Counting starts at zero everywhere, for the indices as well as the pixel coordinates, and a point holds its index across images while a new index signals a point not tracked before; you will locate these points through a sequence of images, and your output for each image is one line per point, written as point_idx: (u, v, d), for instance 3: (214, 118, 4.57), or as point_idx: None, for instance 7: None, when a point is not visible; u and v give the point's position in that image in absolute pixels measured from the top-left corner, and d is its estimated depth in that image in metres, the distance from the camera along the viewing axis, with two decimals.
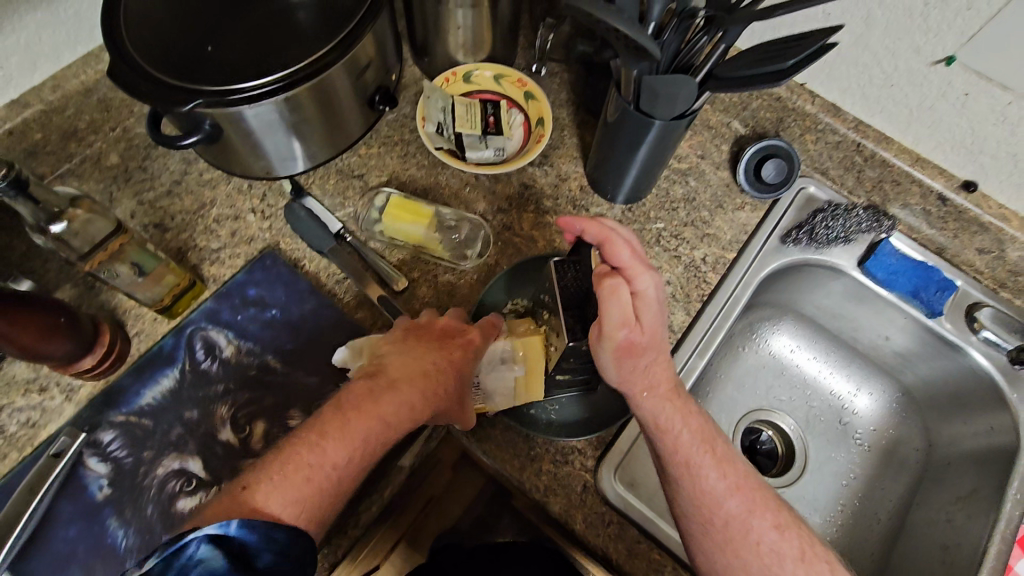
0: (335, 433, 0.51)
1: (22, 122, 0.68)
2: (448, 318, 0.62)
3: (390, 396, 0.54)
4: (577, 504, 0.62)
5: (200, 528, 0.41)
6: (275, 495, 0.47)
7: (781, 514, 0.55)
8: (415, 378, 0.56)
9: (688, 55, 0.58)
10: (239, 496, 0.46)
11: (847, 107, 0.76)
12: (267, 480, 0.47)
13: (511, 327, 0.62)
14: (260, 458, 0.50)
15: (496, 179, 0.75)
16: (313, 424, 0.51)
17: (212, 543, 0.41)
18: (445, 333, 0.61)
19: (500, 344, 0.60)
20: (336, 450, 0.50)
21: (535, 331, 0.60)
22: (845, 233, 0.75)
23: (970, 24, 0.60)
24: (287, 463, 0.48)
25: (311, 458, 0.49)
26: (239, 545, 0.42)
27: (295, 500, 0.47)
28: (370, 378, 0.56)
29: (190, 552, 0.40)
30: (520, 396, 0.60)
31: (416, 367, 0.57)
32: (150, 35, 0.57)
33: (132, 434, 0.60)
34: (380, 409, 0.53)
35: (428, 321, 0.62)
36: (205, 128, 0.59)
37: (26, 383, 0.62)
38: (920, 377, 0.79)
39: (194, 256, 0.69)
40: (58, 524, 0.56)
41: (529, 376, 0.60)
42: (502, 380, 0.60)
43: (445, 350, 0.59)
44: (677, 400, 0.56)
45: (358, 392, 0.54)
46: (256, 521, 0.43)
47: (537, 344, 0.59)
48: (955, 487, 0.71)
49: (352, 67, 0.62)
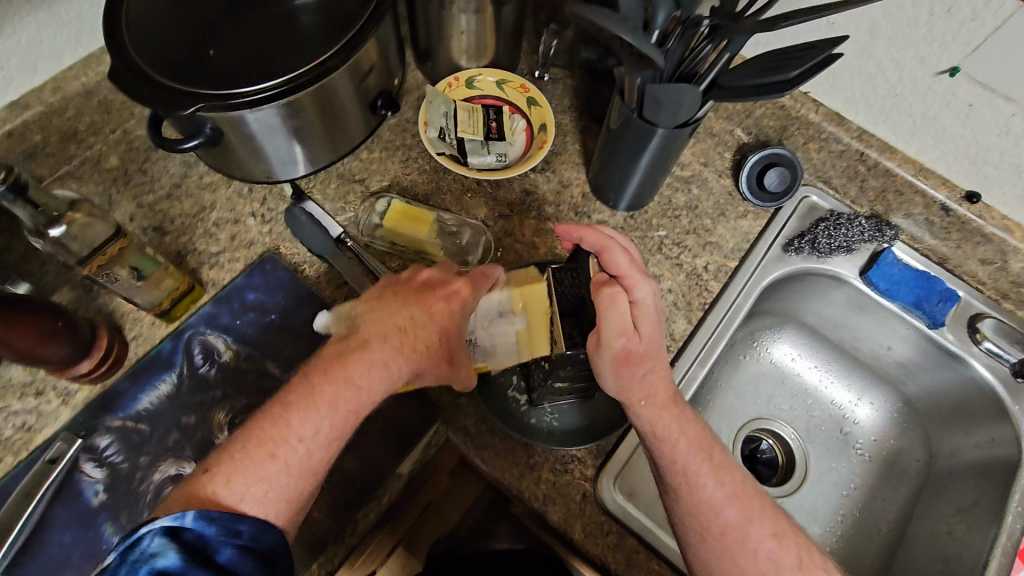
0: (298, 403, 0.49)
1: (20, 125, 0.67)
2: (435, 271, 0.58)
3: (360, 356, 0.52)
4: (575, 513, 0.61)
5: (155, 521, 0.41)
6: (235, 479, 0.46)
7: (781, 522, 0.54)
8: (389, 337, 0.54)
9: (691, 64, 0.58)
10: (196, 482, 0.46)
11: (851, 116, 0.75)
12: (226, 462, 0.47)
13: (510, 275, 0.60)
14: (229, 439, 0.49)
15: (497, 185, 0.75)
16: (279, 399, 0.50)
17: (165, 537, 0.41)
18: (425, 285, 0.57)
19: (497, 295, 0.58)
20: (300, 422, 0.48)
21: (535, 279, 0.58)
22: (847, 243, 0.75)
23: (974, 34, 0.60)
24: (249, 442, 0.48)
25: (274, 432, 0.48)
26: (194, 537, 0.42)
27: (256, 482, 0.46)
28: (342, 341, 0.54)
29: (144, 546, 0.40)
30: (522, 350, 0.59)
31: (390, 325, 0.54)
32: (152, 38, 0.56)
33: (128, 440, 0.59)
34: (349, 370, 0.51)
35: (409, 275, 0.59)
36: (205, 132, 0.59)
37: (22, 386, 0.62)
38: (921, 387, 0.78)
39: (193, 259, 0.69)
40: (53, 530, 0.56)
41: (533, 327, 0.58)
42: (503, 333, 0.59)
43: (424, 303, 0.56)
44: (674, 408, 0.56)
45: (329, 356, 0.53)
46: (212, 512, 0.43)
47: (538, 290, 0.57)
48: (956, 499, 0.71)
49: (354, 71, 0.61)
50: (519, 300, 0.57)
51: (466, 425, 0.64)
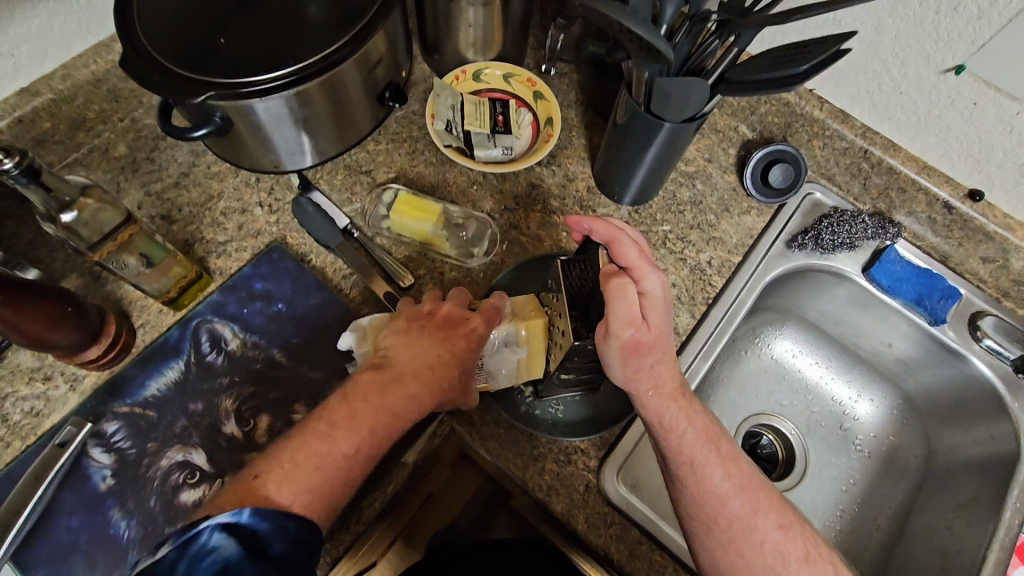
0: (344, 422, 0.51)
1: (31, 111, 0.69)
2: (452, 307, 0.60)
3: (397, 388, 0.54)
4: (578, 503, 0.62)
5: (212, 516, 0.42)
6: (284, 485, 0.47)
7: (785, 514, 0.55)
8: (420, 371, 0.55)
9: (699, 59, 0.58)
10: (251, 487, 0.46)
11: (855, 114, 0.77)
12: (276, 469, 0.47)
13: (515, 306, 0.60)
14: (270, 449, 0.50)
15: (503, 178, 0.76)
16: (320, 416, 0.51)
17: (224, 532, 0.41)
18: (447, 321, 0.59)
19: (501, 329, 0.59)
20: (346, 441, 0.50)
21: (539, 311, 0.59)
22: (851, 239, 0.76)
23: (980, 34, 0.60)
24: (296, 453, 0.49)
25: (320, 447, 0.49)
26: (251, 533, 0.42)
27: (306, 490, 0.47)
28: (377, 369, 0.55)
29: (203, 540, 0.41)
30: (522, 374, 0.61)
31: (420, 360, 0.56)
32: (163, 28, 0.57)
33: (135, 426, 0.60)
34: (387, 400, 0.53)
35: (432, 310, 0.60)
36: (215, 121, 0.59)
37: (30, 372, 0.62)
38: (921, 384, 0.79)
39: (200, 248, 0.69)
40: (61, 514, 0.56)
41: (532, 354, 0.59)
42: (505, 361, 0.60)
43: (449, 341, 0.57)
44: (681, 399, 0.56)
45: (366, 382, 0.54)
46: (266, 510, 0.43)
47: (539, 325, 0.58)
48: (955, 494, 0.71)
49: (362, 63, 0.62)
50: (523, 334, 0.58)
51: (471, 416, 0.64)
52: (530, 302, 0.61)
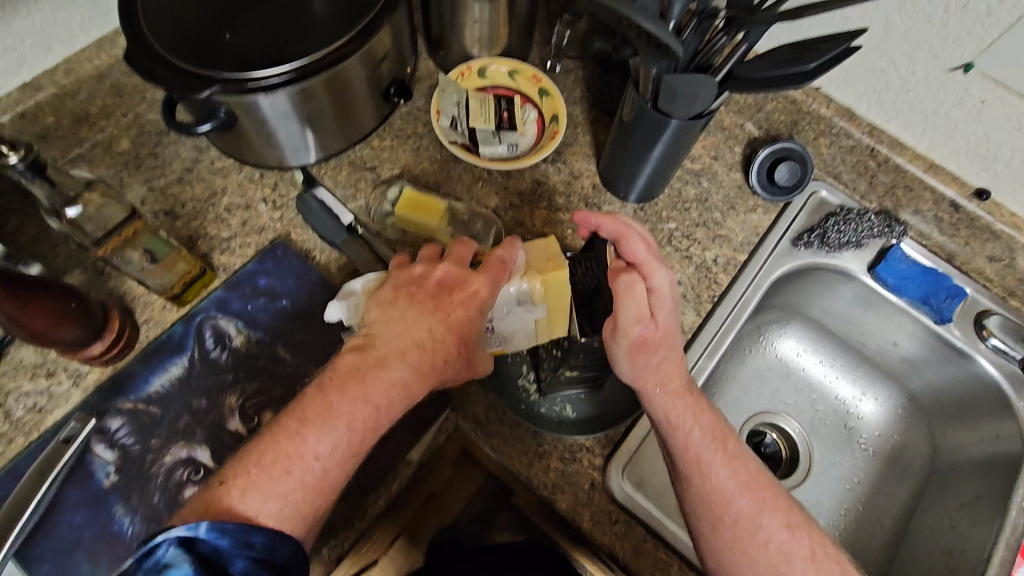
0: (316, 418, 0.49)
1: (34, 106, 0.69)
2: (450, 266, 0.57)
3: (376, 376, 0.51)
4: (583, 501, 0.62)
5: (171, 530, 0.41)
6: (251, 492, 0.46)
7: (792, 514, 0.55)
8: (407, 350, 0.53)
9: (706, 55, 0.58)
10: (215, 494, 0.46)
11: (862, 112, 0.76)
12: (243, 475, 0.47)
13: (528, 256, 0.57)
14: (243, 449, 0.49)
15: (508, 175, 0.75)
16: (293, 412, 0.50)
17: (181, 548, 0.41)
18: (440, 288, 0.56)
19: (513, 284, 0.56)
20: (318, 439, 0.48)
21: (558, 263, 0.56)
22: (856, 238, 0.76)
23: (989, 31, 0.60)
24: (265, 456, 0.48)
25: (289, 448, 0.48)
26: (209, 549, 0.42)
27: (273, 496, 0.47)
28: (359, 352, 0.53)
29: (158, 555, 0.41)
30: (540, 334, 0.58)
31: (408, 339, 0.53)
32: (168, 23, 0.56)
33: (139, 422, 0.60)
34: (366, 388, 0.51)
35: (424, 274, 0.57)
36: (219, 116, 0.59)
37: (34, 367, 0.62)
38: (926, 383, 0.79)
39: (204, 244, 0.69)
40: (65, 510, 0.56)
41: (552, 315, 0.56)
42: (519, 321, 0.57)
43: (443, 309, 0.54)
44: (689, 397, 0.56)
45: (344, 369, 0.52)
46: (225, 524, 0.43)
47: (560, 277, 0.55)
48: (960, 494, 0.71)
49: (368, 59, 0.62)
50: (539, 289, 0.55)
51: (476, 413, 0.64)
52: (545, 252, 0.57)
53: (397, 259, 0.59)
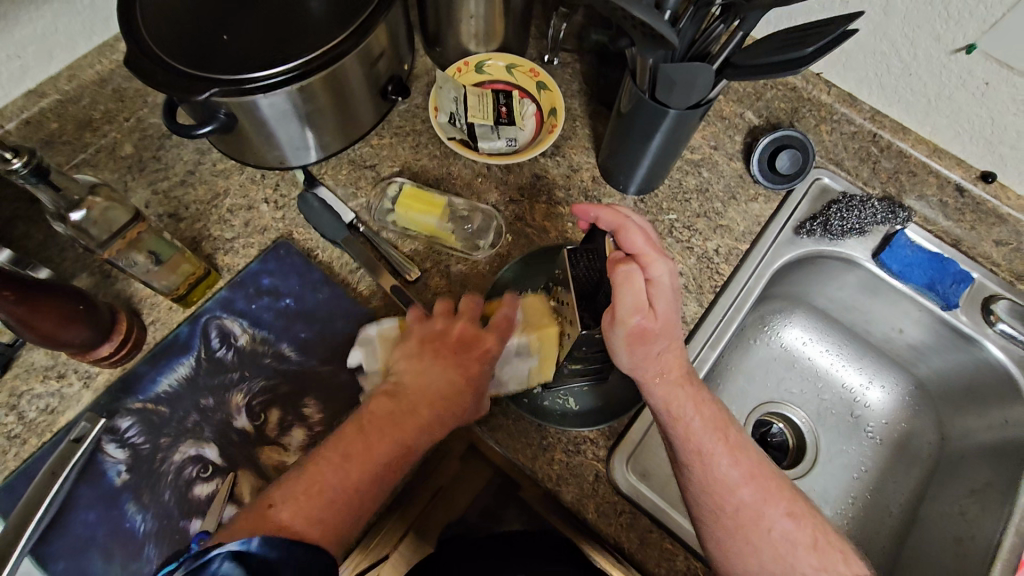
0: (357, 453, 0.51)
1: (37, 113, 0.70)
2: (466, 323, 0.58)
3: (409, 420, 0.53)
4: (588, 492, 0.62)
5: (223, 544, 0.42)
6: (298, 513, 0.47)
7: (796, 503, 0.55)
8: (435, 403, 0.54)
9: (704, 44, 0.58)
10: (264, 514, 0.47)
11: (863, 96, 0.76)
12: (292, 500, 0.48)
13: (527, 314, 0.59)
14: (287, 475, 0.51)
15: (507, 170, 0.75)
16: (336, 444, 0.51)
17: (234, 561, 0.42)
18: (461, 342, 0.57)
19: (514, 339, 0.58)
20: (359, 473, 0.50)
21: (550, 319, 0.58)
22: (860, 225, 0.75)
23: (991, 12, 0.59)
24: (309, 484, 0.49)
25: (333, 478, 0.49)
26: (259, 561, 0.42)
27: (318, 520, 0.48)
28: (390, 398, 0.54)
29: (213, 568, 0.41)
30: (533, 378, 0.61)
31: (434, 390, 0.54)
32: (167, 26, 0.57)
33: (148, 421, 0.61)
34: (403, 433, 0.52)
35: (446, 328, 0.58)
36: (219, 118, 0.59)
37: (45, 370, 0.63)
38: (934, 370, 0.78)
39: (208, 245, 0.70)
40: (78, 508, 0.57)
41: (543, 363, 0.59)
42: (515, 369, 0.60)
43: (462, 365, 0.56)
44: (689, 386, 0.56)
45: (380, 414, 0.53)
46: (276, 538, 0.44)
47: (553, 334, 0.57)
48: (968, 480, 0.71)
49: (365, 56, 0.62)
50: (534, 343, 0.58)
51: None
52: (541, 308, 0.60)
53: (414, 311, 0.60)
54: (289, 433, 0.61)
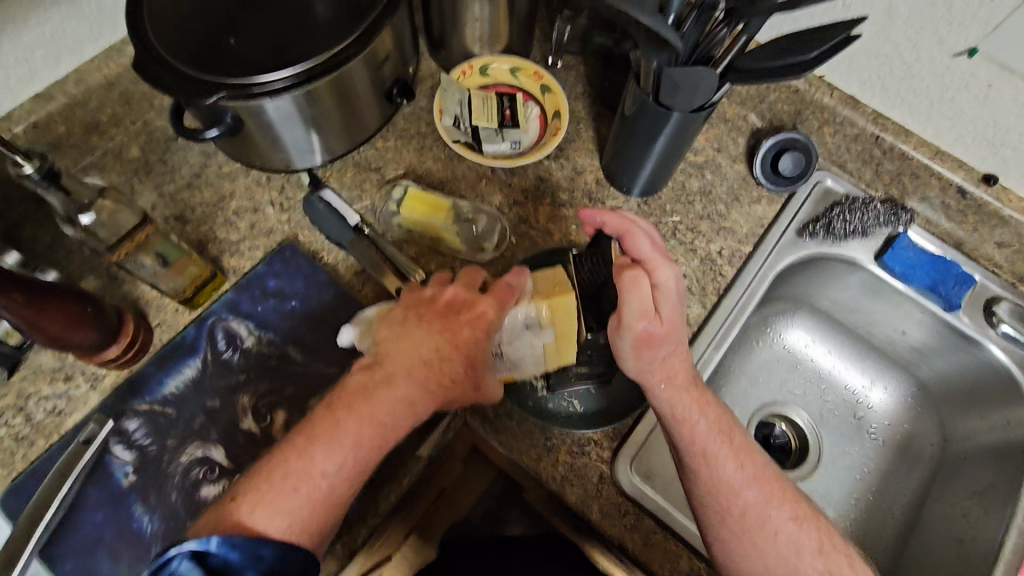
0: (324, 436, 0.50)
1: (45, 116, 0.70)
2: (458, 288, 0.58)
3: (383, 392, 0.53)
4: (592, 494, 0.62)
5: (182, 544, 0.43)
6: (259, 507, 0.48)
7: (800, 505, 0.55)
8: (414, 369, 0.54)
9: (707, 47, 0.57)
10: (226, 511, 0.48)
11: (867, 100, 0.75)
12: (253, 492, 0.48)
13: (535, 283, 0.58)
14: (256, 464, 0.51)
15: (511, 172, 0.76)
16: (303, 429, 0.51)
17: (193, 561, 0.42)
18: (449, 308, 0.57)
19: (522, 308, 0.57)
20: (324, 456, 0.50)
21: (563, 288, 0.57)
22: (863, 227, 0.75)
23: (994, 14, 0.60)
24: (274, 473, 0.49)
25: (299, 466, 0.49)
26: (219, 562, 0.43)
27: (283, 512, 0.48)
28: (367, 371, 0.54)
29: (173, 567, 0.42)
30: (549, 358, 0.60)
31: (414, 356, 0.55)
32: (174, 30, 0.57)
33: (155, 423, 0.61)
34: (372, 409, 0.52)
35: (434, 295, 0.58)
36: (226, 122, 0.60)
37: (52, 372, 0.63)
38: (936, 371, 0.79)
39: (214, 247, 0.70)
40: (86, 509, 0.58)
41: (559, 338, 0.58)
42: (529, 346, 0.59)
43: (450, 330, 0.56)
44: (694, 390, 0.57)
45: (352, 388, 0.53)
46: (236, 538, 0.44)
47: (566, 303, 0.56)
48: (971, 482, 0.71)
49: (370, 60, 0.62)
50: (546, 313, 0.56)
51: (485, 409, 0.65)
52: (553, 277, 0.58)
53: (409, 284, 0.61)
54: (296, 434, 0.61)
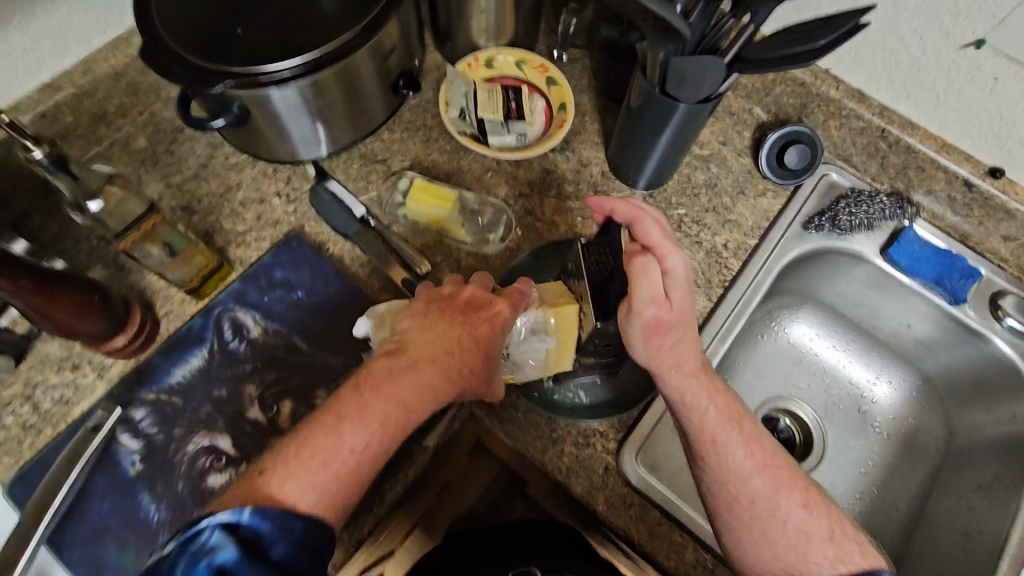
0: (352, 414, 0.50)
1: (53, 106, 0.69)
2: (475, 288, 0.60)
3: (409, 376, 0.53)
4: (598, 485, 0.62)
5: (214, 514, 0.43)
6: (291, 482, 0.47)
7: (810, 493, 0.55)
8: (437, 357, 0.55)
9: (714, 39, 0.57)
10: (252, 484, 0.47)
11: (873, 93, 0.75)
12: (280, 466, 0.47)
13: (542, 293, 0.59)
14: (281, 440, 0.50)
15: (517, 164, 0.76)
16: (330, 407, 0.51)
17: (223, 531, 0.42)
18: (468, 304, 0.58)
19: (527, 314, 0.58)
20: (354, 433, 0.49)
21: (568, 298, 0.58)
22: (868, 220, 0.75)
23: (1001, 7, 0.60)
24: (302, 449, 0.48)
25: (326, 442, 0.49)
26: (250, 533, 0.43)
27: (313, 486, 0.47)
28: (391, 357, 0.54)
29: (203, 539, 0.42)
30: (550, 365, 0.60)
31: (436, 348, 0.55)
32: (181, 19, 0.57)
33: (162, 412, 0.61)
34: (398, 390, 0.52)
35: (451, 292, 0.60)
36: (232, 111, 0.60)
37: (59, 361, 0.63)
38: (942, 365, 0.78)
39: (220, 238, 0.70)
40: (93, 498, 0.58)
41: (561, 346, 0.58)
42: (533, 350, 0.59)
43: (469, 325, 0.57)
44: (703, 378, 0.57)
45: (378, 371, 0.53)
46: (268, 510, 0.44)
47: (571, 312, 0.56)
48: (977, 475, 0.71)
49: (377, 51, 0.62)
50: (553, 321, 0.57)
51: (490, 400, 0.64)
52: (558, 288, 0.60)
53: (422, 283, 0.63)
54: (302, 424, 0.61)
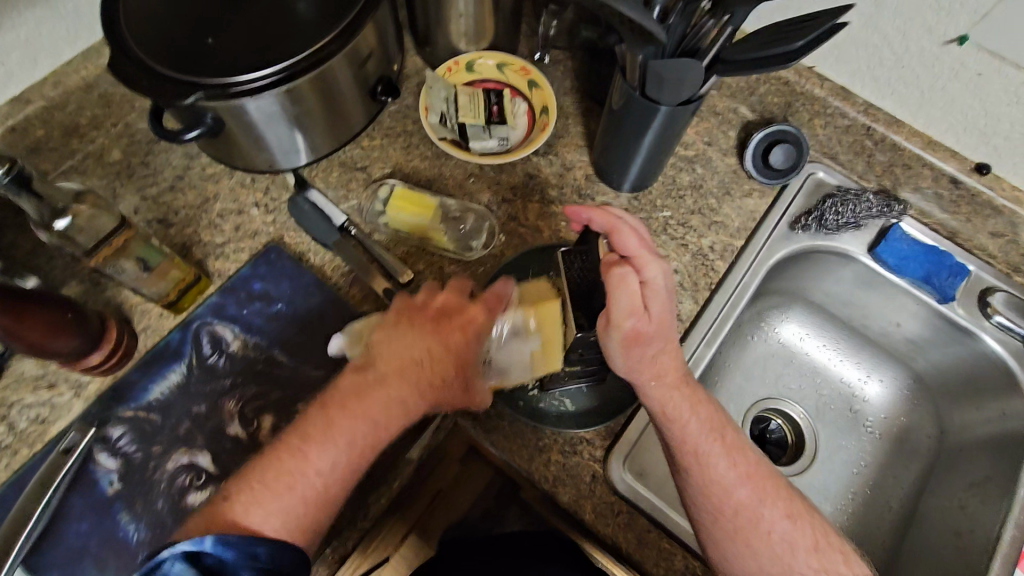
0: (317, 434, 0.51)
1: (23, 120, 0.68)
2: (449, 295, 0.57)
3: (377, 392, 0.53)
4: (585, 493, 0.61)
5: (176, 544, 0.42)
6: (256, 505, 0.48)
7: (793, 502, 0.55)
8: (405, 370, 0.54)
9: (694, 39, 0.55)
10: (217, 513, 0.47)
11: (857, 90, 0.75)
12: (247, 491, 0.49)
13: (523, 293, 0.59)
14: (248, 463, 0.51)
15: (500, 169, 0.75)
16: (296, 428, 0.52)
17: (186, 561, 0.42)
18: (440, 312, 0.57)
19: (509, 316, 0.57)
20: (320, 455, 0.50)
21: (551, 295, 0.58)
22: (855, 218, 0.74)
23: (983, 3, 0.59)
24: (269, 471, 0.49)
25: (294, 464, 0.50)
26: (214, 562, 0.43)
27: (275, 510, 0.48)
28: (359, 372, 0.54)
29: (166, 569, 0.42)
30: (537, 366, 0.59)
31: (407, 358, 0.55)
32: (151, 30, 0.56)
33: (140, 430, 0.60)
34: (365, 406, 0.52)
35: (424, 300, 0.58)
36: (206, 122, 0.59)
37: (35, 380, 0.62)
38: (931, 365, 0.78)
39: (198, 250, 0.69)
40: (70, 519, 0.57)
41: (548, 342, 0.57)
42: (515, 352, 0.59)
43: (440, 334, 0.56)
44: (685, 388, 0.56)
45: (346, 389, 0.53)
46: (231, 537, 0.44)
47: (551, 309, 0.56)
48: (967, 475, 0.71)
49: (353, 57, 0.61)
50: (534, 320, 0.57)
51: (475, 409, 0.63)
52: (540, 289, 0.59)
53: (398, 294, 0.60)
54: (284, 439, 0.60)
